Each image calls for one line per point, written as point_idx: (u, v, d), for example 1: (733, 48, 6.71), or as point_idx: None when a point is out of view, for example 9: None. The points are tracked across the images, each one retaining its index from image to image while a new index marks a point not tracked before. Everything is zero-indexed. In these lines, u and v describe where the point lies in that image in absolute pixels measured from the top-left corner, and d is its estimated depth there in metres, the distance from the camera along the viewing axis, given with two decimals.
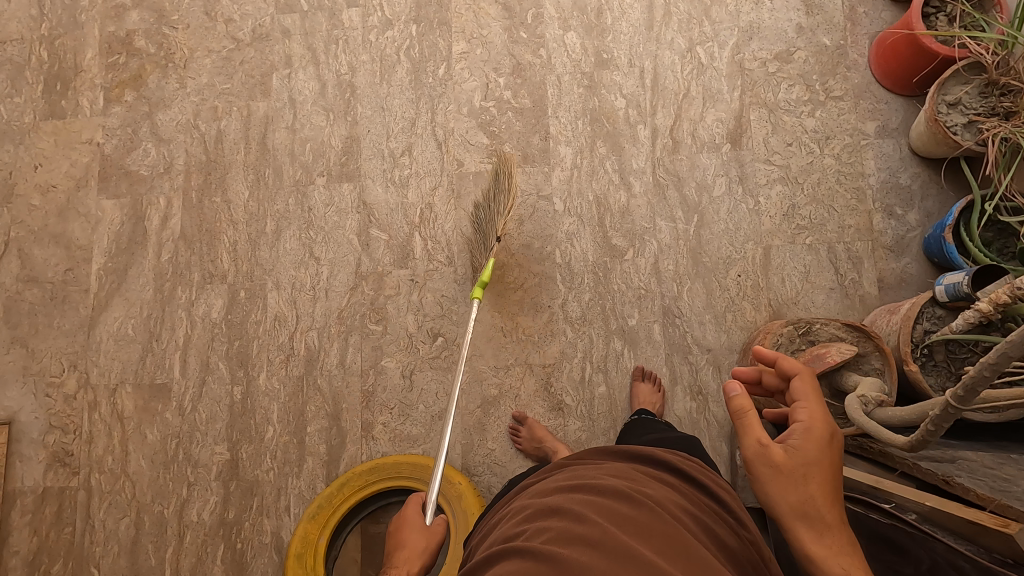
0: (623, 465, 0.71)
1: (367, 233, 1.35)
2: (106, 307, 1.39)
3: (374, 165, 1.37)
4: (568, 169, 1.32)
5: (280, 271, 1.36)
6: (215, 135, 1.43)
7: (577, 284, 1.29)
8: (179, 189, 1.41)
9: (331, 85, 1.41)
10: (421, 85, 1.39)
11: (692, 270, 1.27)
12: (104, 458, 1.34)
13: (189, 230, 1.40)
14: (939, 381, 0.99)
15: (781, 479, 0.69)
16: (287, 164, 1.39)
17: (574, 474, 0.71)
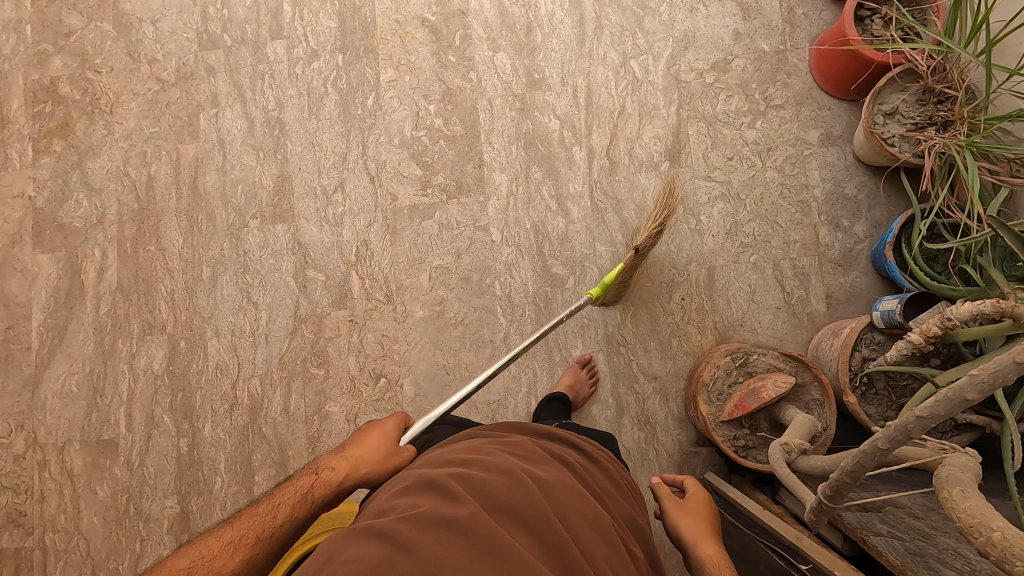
0: (512, 442, 0.78)
1: (303, 274, 1.32)
2: (49, 364, 1.38)
3: (307, 204, 1.33)
4: (505, 197, 1.28)
5: (219, 319, 1.33)
6: (146, 181, 1.39)
7: (518, 316, 1.25)
8: (113, 239, 1.39)
9: (259, 123, 1.37)
10: (350, 117, 1.34)
11: (636, 295, 1.22)
12: (56, 518, 1.33)
13: (125, 281, 1.37)
14: (881, 411, 0.95)
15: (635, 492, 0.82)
16: (220, 208, 1.36)
17: (465, 447, 0.78)
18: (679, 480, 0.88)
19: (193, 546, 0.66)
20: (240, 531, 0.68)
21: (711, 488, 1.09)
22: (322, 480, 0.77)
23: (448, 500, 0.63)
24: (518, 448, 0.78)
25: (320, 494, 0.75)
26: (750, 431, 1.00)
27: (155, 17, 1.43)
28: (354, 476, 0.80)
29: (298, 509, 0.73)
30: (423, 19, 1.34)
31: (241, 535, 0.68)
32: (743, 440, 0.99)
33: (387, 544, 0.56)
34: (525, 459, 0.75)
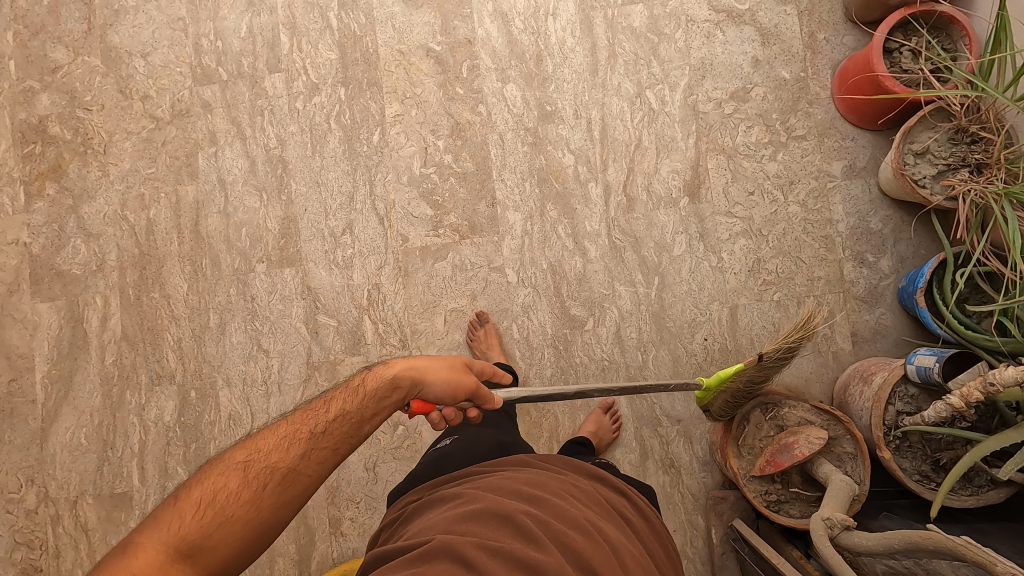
0: (587, 489, 0.77)
1: (314, 320, 1.28)
2: (56, 417, 1.34)
3: (315, 246, 1.29)
4: (519, 236, 1.24)
5: (230, 367, 1.30)
6: (145, 225, 1.34)
7: (537, 359, 1.23)
8: (115, 287, 1.34)
9: (260, 162, 1.32)
10: (356, 155, 1.29)
11: (657, 336, 1.20)
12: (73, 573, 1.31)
13: (131, 329, 1.33)
14: (915, 465, 0.94)
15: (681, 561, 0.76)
16: (224, 252, 1.32)
17: (539, 478, 0.77)
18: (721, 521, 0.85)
19: (256, 435, 0.71)
20: (296, 425, 0.72)
21: (740, 537, 1.07)
22: (370, 376, 0.78)
23: (524, 541, 0.63)
24: (588, 492, 0.76)
25: (371, 388, 0.77)
26: (782, 486, 0.98)
27: (146, 50, 1.36)
28: (409, 377, 0.79)
29: (348, 403, 0.75)
30: (427, 48, 1.29)
31: (296, 428, 0.72)
32: (775, 495, 0.98)
33: None
34: (597, 509, 0.73)
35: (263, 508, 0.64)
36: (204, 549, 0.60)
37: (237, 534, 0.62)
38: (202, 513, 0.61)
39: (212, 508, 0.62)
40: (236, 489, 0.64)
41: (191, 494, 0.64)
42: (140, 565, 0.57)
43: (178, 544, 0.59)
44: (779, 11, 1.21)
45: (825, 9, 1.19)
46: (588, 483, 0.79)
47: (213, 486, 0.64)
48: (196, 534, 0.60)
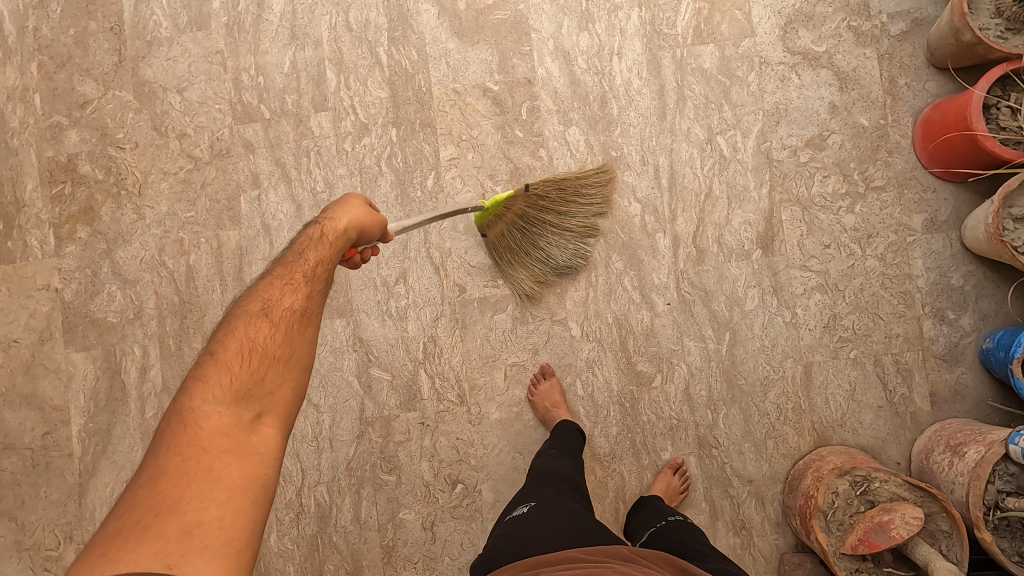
0: None
1: (367, 373, 1.23)
2: (94, 471, 1.29)
3: (367, 296, 1.24)
4: (583, 288, 1.19)
5: None
6: (185, 271, 1.28)
7: (602, 416, 1.18)
8: (154, 336, 1.28)
9: (307, 206, 1.26)
10: (409, 200, 1.23)
11: (728, 394, 1.16)
12: None
13: (172, 381, 1.28)
14: (1015, 545, 0.92)
15: None
16: None
17: None
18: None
19: (256, 289, 0.73)
20: (287, 275, 0.75)
21: None
22: (330, 231, 0.83)
23: None
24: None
25: (332, 238, 0.82)
26: (873, 564, 0.96)
27: (182, 85, 1.29)
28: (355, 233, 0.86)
29: (314, 259, 0.78)
30: (484, 88, 1.22)
31: (291, 273, 0.75)
32: (866, 573, 0.95)
33: None
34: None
35: (295, 345, 0.68)
36: (262, 393, 0.64)
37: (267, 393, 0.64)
38: (246, 361, 0.65)
39: (260, 365, 0.65)
40: (267, 338, 0.67)
41: (225, 350, 0.66)
42: (207, 431, 0.59)
43: (236, 393, 0.62)
44: (857, 54, 1.15)
45: (907, 52, 1.14)
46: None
47: (235, 343, 0.66)
48: (246, 383, 0.63)
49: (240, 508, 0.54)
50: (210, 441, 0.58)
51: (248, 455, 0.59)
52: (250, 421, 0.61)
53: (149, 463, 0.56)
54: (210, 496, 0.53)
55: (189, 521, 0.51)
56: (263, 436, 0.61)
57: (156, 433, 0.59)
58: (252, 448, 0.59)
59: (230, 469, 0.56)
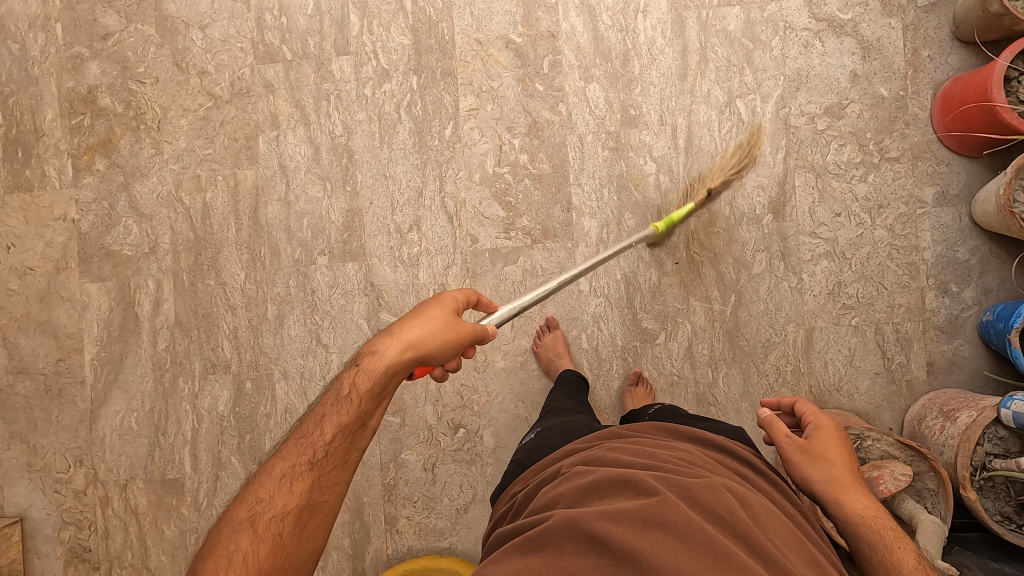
0: (688, 452, 0.79)
1: (376, 317, 1.25)
2: (106, 399, 1.32)
3: (380, 241, 1.26)
4: (594, 244, 1.21)
5: (288, 360, 1.27)
6: (201, 209, 1.30)
7: (605, 369, 1.21)
8: (168, 270, 1.30)
9: (325, 150, 1.27)
10: (427, 148, 1.24)
11: (730, 354, 1.18)
12: (123, 554, 1.31)
13: (184, 315, 1.30)
14: (998, 505, 0.95)
15: (811, 461, 0.82)
16: (285, 241, 1.28)
17: (643, 448, 0.79)
18: (790, 406, 0.92)
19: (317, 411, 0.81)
20: (348, 399, 0.80)
21: None
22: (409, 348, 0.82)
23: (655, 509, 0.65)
24: (701, 456, 0.78)
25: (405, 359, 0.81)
26: None
27: (205, 22, 1.29)
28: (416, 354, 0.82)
29: (388, 360, 0.81)
30: (507, 39, 1.22)
31: (342, 390, 0.81)
32: None
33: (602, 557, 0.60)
34: (708, 471, 0.75)
35: (328, 469, 0.77)
36: (306, 524, 0.74)
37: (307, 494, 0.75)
38: (292, 483, 0.75)
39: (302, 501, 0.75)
40: (303, 453, 0.77)
41: (274, 473, 0.76)
42: (263, 519, 0.73)
43: (291, 509, 0.74)
44: (882, 23, 1.15)
45: (932, 24, 1.14)
46: (693, 448, 0.81)
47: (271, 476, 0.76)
48: (286, 501, 0.74)
49: None
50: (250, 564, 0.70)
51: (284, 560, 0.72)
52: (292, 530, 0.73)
53: (215, 533, 0.74)
54: (241, 568, 0.69)
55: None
56: (301, 548, 0.73)
57: (224, 514, 0.75)
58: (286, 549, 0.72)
59: (288, 554, 0.72)
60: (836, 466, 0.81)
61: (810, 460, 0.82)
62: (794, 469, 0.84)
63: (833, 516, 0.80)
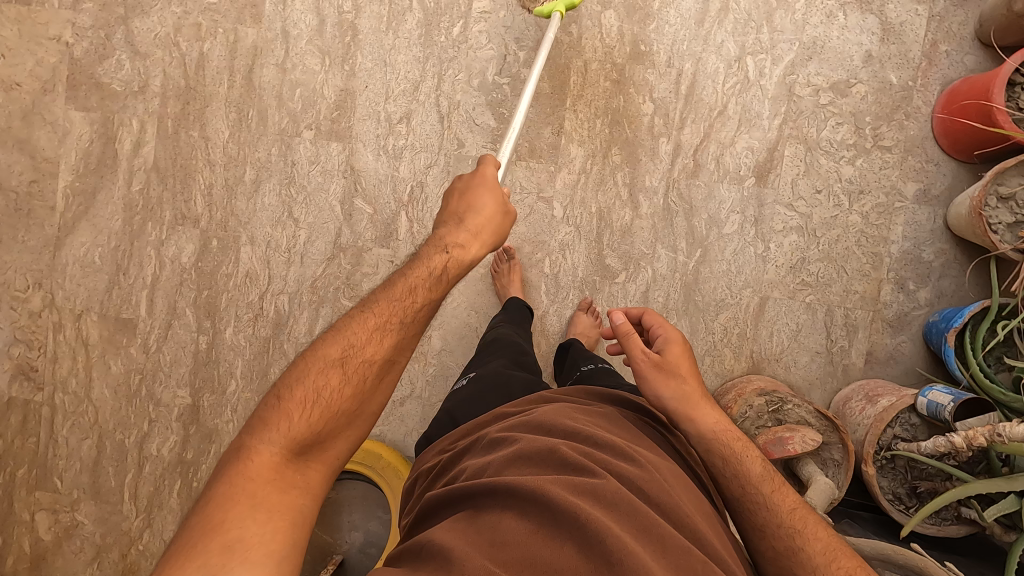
0: (610, 418, 0.78)
1: (350, 202, 1.26)
2: (73, 229, 1.33)
3: (368, 127, 1.25)
4: (576, 173, 1.21)
5: (256, 226, 1.29)
6: (197, 58, 1.28)
7: (561, 297, 1.23)
8: (154, 114, 1.30)
9: (330, 23, 1.24)
10: (432, 43, 1.23)
11: (682, 306, 1.21)
12: (68, 380, 1.35)
13: (162, 162, 1.30)
14: (891, 485, 1.00)
15: (659, 374, 0.82)
16: (274, 108, 1.27)
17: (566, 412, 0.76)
18: (638, 312, 0.91)
19: (342, 329, 0.70)
20: (377, 321, 0.71)
21: None
22: (455, 264, 0.82)
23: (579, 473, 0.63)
24: (618, 418, 0.78)
25: (446, 276, 0.80)
26: None
27: None
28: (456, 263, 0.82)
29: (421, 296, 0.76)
30: None
31: (383, 319, 0.72)
32: None
33: (531, 522, 0.57)
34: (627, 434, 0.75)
35: (358, 398, 0.67)
36: (316, 447, 0.63)
37: (344, 419, 0.65)
38: (308, 415, 0.63)
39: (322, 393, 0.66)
40: (333, 390, 0.65)
41: (290, 396, 0.64)
42: (257, 467, 0.58)
43: (291, 445, 0.60)
44: (909, 9, 1.14)
45: (957, 19, 1.13)
46: (619, 414, 0.80)
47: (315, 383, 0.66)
48: (302, 433, 0.62)
49: (281, 551, 0.53)
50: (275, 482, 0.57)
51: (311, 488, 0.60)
52: (296, 462, 0.60)
53: (214, 484, 0.57)
54: (256, 528, 0.52)
55: (231, 539, 0.51)
56: (307, 477, 0.60)
57: (222, 457, 0.61)
58: (291, 484, 0.58)
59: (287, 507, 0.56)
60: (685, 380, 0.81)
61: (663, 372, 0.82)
62: (645, 384, 0.83)
63: (687, 433, 0.80)
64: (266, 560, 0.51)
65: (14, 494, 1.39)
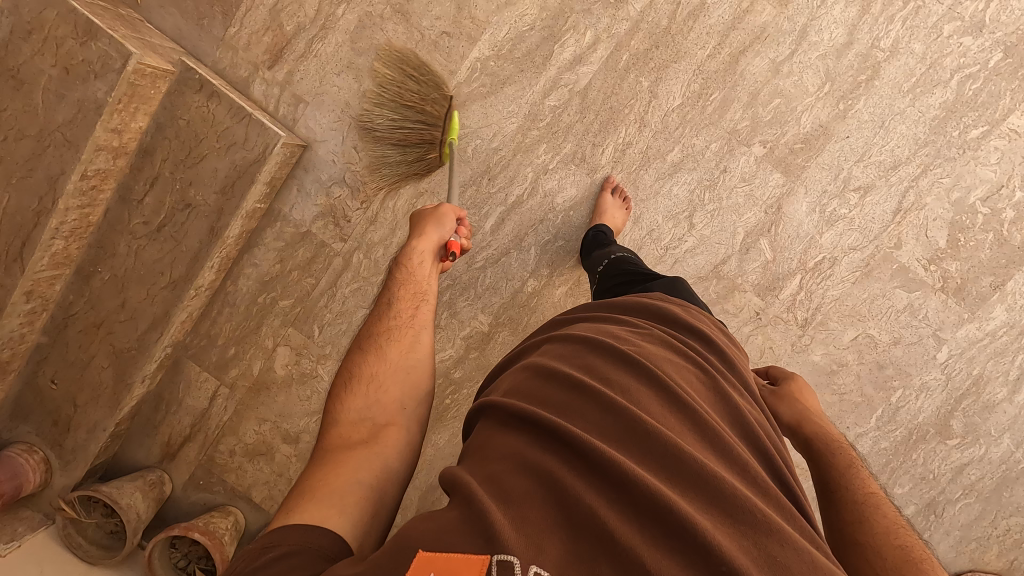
0: (616, 331, 0.78)
1: (755, 238, 1.17)
2: (461, 106, 1.19)
3: (820, 179, 1.14)
4: (984, 332, 1.16)
5: (649, 210, 1.19)
6: (694, 7, 1.10)
7: (887, 428, 1.22)
8: (613, 37, 1.13)
9: (856, 51, 1.08)
10: (941, 132, 1.10)
11: (985, 492, 1.23)
12: (376, 247, 1.28)
13: (594, 92, 1.15)
14: None
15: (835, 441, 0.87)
16: (741, 104, 1.12)
17: (571, 337, 0.76)
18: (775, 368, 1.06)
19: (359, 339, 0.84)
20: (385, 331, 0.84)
21: None
22: (414, 292, 0.91)
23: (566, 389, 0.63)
24: (624, 330, 0.80)
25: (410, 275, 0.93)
26: None
27: None
28: (374, 350, 0.81)
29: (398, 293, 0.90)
30: None
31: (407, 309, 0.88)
32: None
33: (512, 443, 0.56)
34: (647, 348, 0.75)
35: (394, 388, 0.77)
36: (379, 387, 0.76)
37: (398, 412, 0.75)
38: (370, 384, 0.77)
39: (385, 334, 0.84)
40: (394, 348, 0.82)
41: (369, 367, 0.79)
42: (338, 439, 0.71)
43: (368, 411, 0.74)
44: None
45: None
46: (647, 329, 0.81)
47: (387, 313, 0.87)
48: (376, 378, 0.78)
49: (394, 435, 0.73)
50: (344, 444, 0.70)
51: (377, 448, 0.70)
52: (358, 443, 0.70)
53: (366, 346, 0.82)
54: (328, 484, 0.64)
55: (323, 492, 0.63)
56: (387, 438, 0.72)
57: (360, 379, 0.78)
58: (370, 433, 0.72)
59: (345, 470, 0.66)
60: (806, 404, 0.92)
61: (778, 398, 0.93)
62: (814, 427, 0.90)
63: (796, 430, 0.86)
64: (377, 447, 0.70)
65: (267, 318, 1.34)
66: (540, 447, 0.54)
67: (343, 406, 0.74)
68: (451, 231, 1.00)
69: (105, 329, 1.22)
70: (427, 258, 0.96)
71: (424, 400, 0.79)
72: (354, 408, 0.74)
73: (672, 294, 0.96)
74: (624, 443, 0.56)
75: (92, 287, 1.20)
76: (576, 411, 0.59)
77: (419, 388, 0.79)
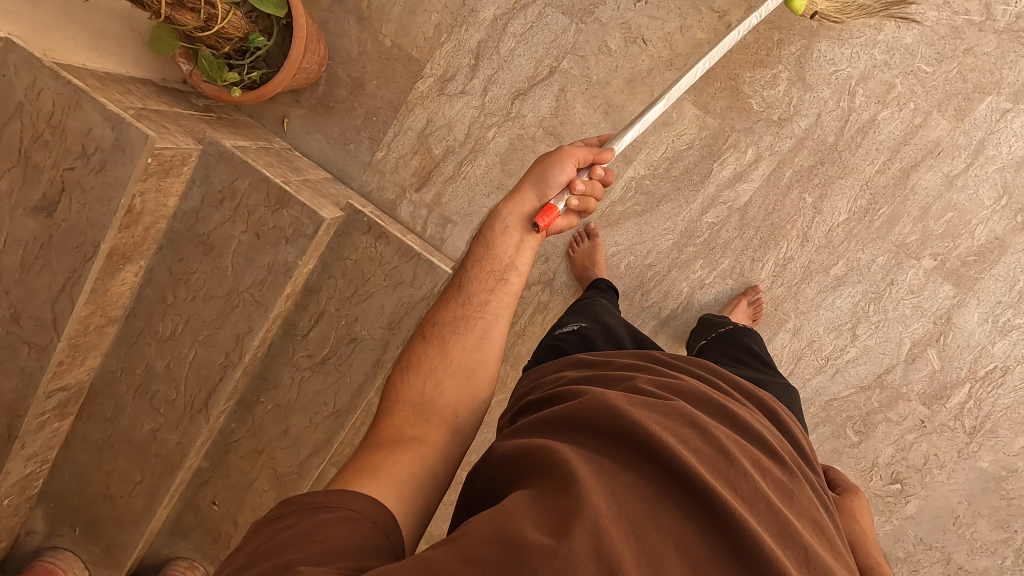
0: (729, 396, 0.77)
1: (922, 348, 1.15)
2: (614, 224, 1.18)
3: (994, 290, 1.11)
4: None
5: (810, 321, 1.17)
6: (863, 123, 1.07)
7: None
8: (776, 155, 1.11)
9: None
10: None
11: None
12: (523, 358, 1.27)
13: (755, 209, 1.13)
14: None
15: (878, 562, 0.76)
16: (911, 218, 1.10)
17: (691, 385, 0.73)
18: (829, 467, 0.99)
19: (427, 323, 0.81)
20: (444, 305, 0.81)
21: None
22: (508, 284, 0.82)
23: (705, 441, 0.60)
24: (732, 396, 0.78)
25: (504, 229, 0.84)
26: None
27: None
28: (437, 348, 0.77)
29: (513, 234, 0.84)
30: None
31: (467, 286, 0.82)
32: None
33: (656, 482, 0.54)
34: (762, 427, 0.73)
35: (456, 391, 0.74)
36: (438, 374, 0.75)
37: (448, 423, 0.72)
38: (431, 379, 0.75)
39: (462, 315, 0.80)
40: (459, 342, 0.78)
41: (426, 356, 0.77)
42: (392, 422, 0.72)
43: (411, 410, 0.72)
44: None
45: None
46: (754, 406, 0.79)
47: (449, 306, 0.81)
48: (428, 367, 0.76)
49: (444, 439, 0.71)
50: (397, 435, 0.70)
51: (430, 446, 0.69)
52: (411, 437, 0.70)
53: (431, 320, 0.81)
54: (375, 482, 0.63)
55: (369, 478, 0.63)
56: (429, 444, 0.69)
57: (419, 364, 0.76)
58: (419, 434, 0.70)
59: (400, 466, 0.65)
60: (862, 526, 0.80)
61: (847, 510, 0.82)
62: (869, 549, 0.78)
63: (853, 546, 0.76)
64: (436, 450, 0.69)
65: None
66: (682, 502, 0.53)
67: (404, 389, 0.74)
68: (561, 195, 0.82)
69: (266, 454, 1.23)
70: (517, 228, 0.84)
71: (481, 411, 0.75)
72: (427, 363, 0.76)
73: (786, 396, 0.90)
74: (766, 530, 0.53)
75: (254, 414, 1.22)
76: (705, 461, 0.58)
77: (479, 392, 0.76)
